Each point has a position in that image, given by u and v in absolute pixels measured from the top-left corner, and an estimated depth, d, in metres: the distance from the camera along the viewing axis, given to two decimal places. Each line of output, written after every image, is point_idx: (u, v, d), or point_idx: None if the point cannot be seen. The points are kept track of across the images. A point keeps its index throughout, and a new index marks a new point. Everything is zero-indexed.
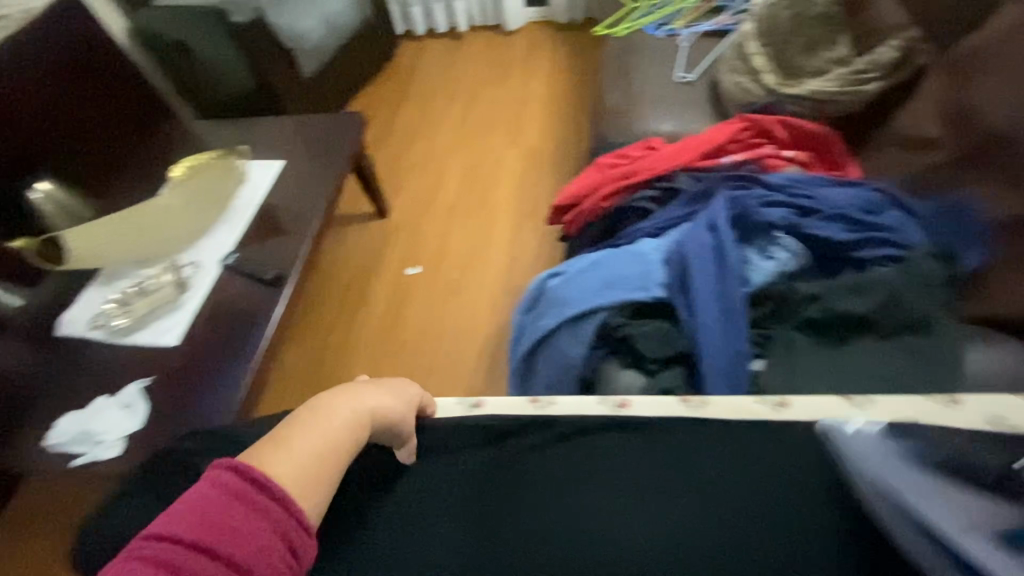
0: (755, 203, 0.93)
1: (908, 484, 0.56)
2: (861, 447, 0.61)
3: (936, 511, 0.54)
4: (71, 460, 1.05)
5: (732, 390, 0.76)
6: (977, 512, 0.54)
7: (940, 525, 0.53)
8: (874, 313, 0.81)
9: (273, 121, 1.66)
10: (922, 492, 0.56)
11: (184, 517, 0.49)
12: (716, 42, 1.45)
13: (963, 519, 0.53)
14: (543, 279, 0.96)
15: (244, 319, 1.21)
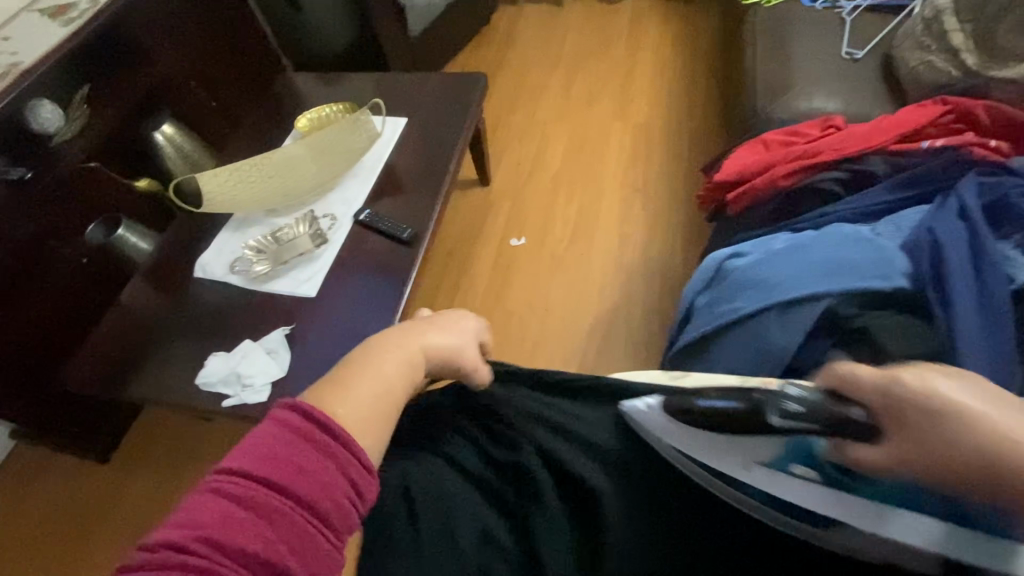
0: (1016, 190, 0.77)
1: (695, 447, 0.52)
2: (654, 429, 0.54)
3: (721, 457, 0.52)
4: (222, 400, 1.11)
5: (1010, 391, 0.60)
6: (753, 445, 0.52)
7: (749, 475, 0.52)
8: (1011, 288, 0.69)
9: (389, 77, 1.62)
10: (703, 449, 0.52)
11: (256, 450, 0.48)
12: (884, 18, 1.32)
13: (750, 452, 0.53)
14: (726, 258, 0.90)
15: (379, 277, 1.21)
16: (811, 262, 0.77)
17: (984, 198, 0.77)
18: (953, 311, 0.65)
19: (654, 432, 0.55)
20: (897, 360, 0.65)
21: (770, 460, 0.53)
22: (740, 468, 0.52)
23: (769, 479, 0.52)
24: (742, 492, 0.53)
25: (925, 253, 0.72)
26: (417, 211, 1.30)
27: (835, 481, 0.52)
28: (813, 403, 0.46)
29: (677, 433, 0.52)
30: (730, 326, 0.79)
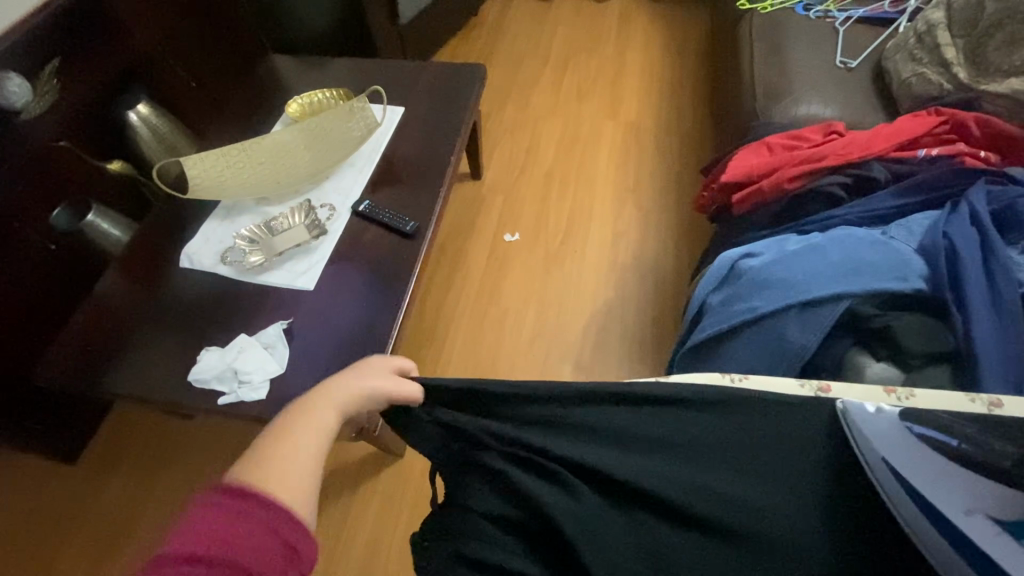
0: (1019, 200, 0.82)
1: (924, 477, 0.55)
2: (883, 440, 0.57)
3: (942, 494, 0.54)
4: (217, 398, 1.05)
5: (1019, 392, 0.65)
6: (967, 490, 0.53)
7: (968, 522, 0.53)
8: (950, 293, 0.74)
9: (384, 65, 1.56)
10: (931, 485, 0.55)
11: (186, 533, 0.47)
12: (874, 29, 1.38)
13: (986, 505, 0.53)
14: (736, 257, 0.91)
15: (382, 270, 1.18)
16: (829, 263, 0.79)
17: (991, 207, 0.82)
18: (969, 314, 0.70)
19: (880, 446, 0.58)
20: (915, 358, 0.70)
21: (1004, 523, 0.51)
22: (965, 514, 0.53)
23: (984, 536, 0.52)
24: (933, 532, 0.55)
25: (941, 257, 0.76)
26: (419, 203, 1.27)
27: None
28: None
29: (903, 449, 0.56)
30: (746, 325, 0.80)
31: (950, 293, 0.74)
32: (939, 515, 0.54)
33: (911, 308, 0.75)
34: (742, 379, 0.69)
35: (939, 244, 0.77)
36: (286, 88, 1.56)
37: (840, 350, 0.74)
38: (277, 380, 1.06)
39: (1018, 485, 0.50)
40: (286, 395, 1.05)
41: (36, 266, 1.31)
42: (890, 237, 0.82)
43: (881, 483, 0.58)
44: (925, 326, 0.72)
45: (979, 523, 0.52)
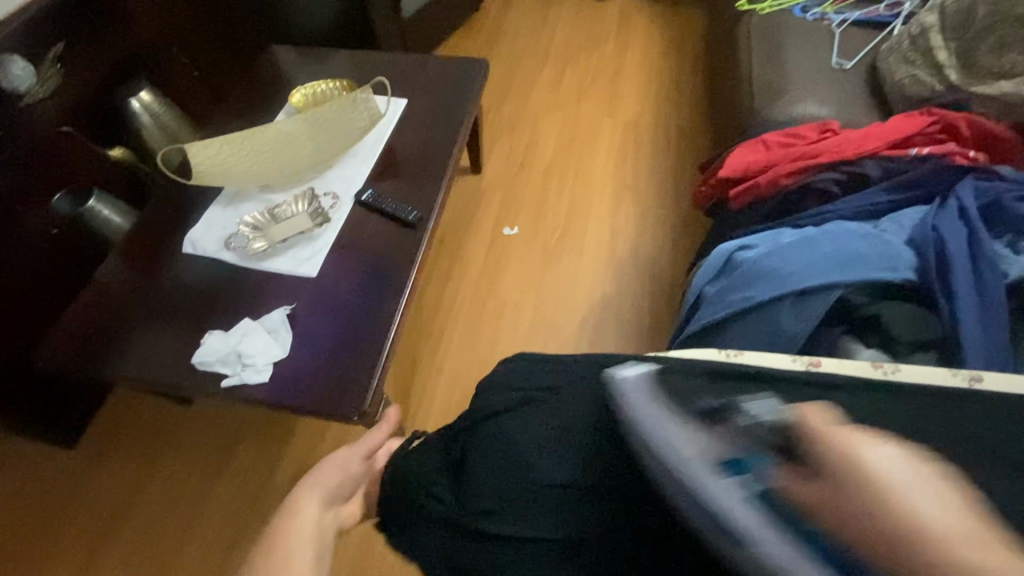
0: (1009, 196, 0.83)
1: (657, 426, 0.65)
2: (642, 403, 0.67)
3: (669, 440, 0.64)
4: (220, 380, 1.07)
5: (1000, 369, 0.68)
6: (702, 441, 0.64)
7: (695, 467, 0.61)
8: (938, 286, 0.76)
9: (387, 58, 1.58)
10: (660, 431, 0.65)
11: None
12: (867, 32, 1.41)
13: (697, 447, 0.63)
14: (733, 250, 0.93)
15: (386, 257, 1.20)
16: (824, 254, 0.81)
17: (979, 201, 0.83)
18: (957, 302, 0.72)
19: (630, 401, 0.68)
20: (905, 344, 0.73)
21: (727, 462, 0.62)
22: (687, 458, 0.62)
23: (708, 473, 0.61)
24: (681, 489, 0.61)
25: (930, 249, 0.78)
26: (421, 193, 1.29)
27: (773, 510, 0.58)
28: (782, 423, 0.64)
29: (643, 403, 0.68)
30: (743, 314, 0.83)
31: (939, 284, 0.76)
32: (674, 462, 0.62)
33: (901, 298, 0.78)
34: (737, 354, 0.76)
35: (922, 238, 0.80)
36: (287, 78, 1.56)
37: (832, 337, 0.77)
38: (281, 365, 1.07)
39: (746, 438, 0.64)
40: (289, 380, 1.06)
41: (38, 250, 1.31)
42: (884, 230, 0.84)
43: (631, 437, 0.66)
44: (913, 314, 0.74)
45: (711, 473, 0.61)
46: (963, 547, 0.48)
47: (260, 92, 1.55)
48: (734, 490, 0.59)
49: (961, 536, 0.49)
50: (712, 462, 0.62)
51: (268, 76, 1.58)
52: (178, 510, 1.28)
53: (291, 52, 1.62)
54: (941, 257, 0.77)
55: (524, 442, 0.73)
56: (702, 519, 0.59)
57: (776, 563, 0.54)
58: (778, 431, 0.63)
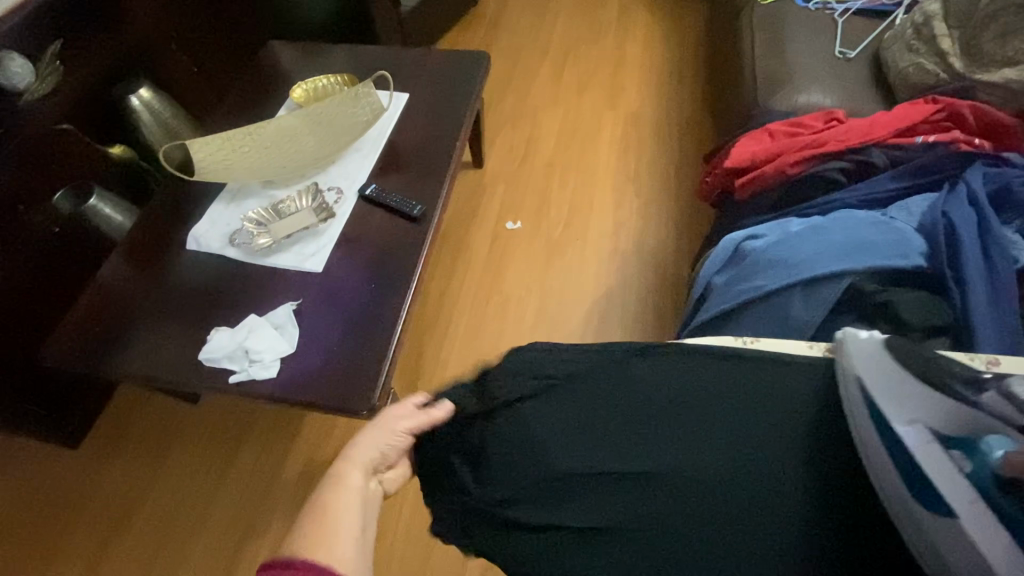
0: (1016, 182, 0.83)
1: (887, 394, 0.64)
2: (873, 373, 0.65)
3: (897, 407, 0.64)
4: (227, 376, 1.07)
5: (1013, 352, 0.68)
6: (940, 410, 0.62)
7: (914, 438, 0.62)
8: (945, 271, 0.76)
9: (388, 52, 1.57)
10: (899, 400, 0.64)
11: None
12: (870, 21, 1.41)
13: (935, 422, 0.63)
14: (742, 240, 0.93)
15: (391, 252, 1.19)
16: (834, 242, 0.81)
17: (987, 186, 0.83)
18: (967, 286, 0.72)
19: (859, 366, 0.67)
20: (916, 330, 0.72)
21: (950, 437, 0.62)
22: (908, 424, 0.64)
23: (920, 444, 0.62)
24: (895, 451, 0.62)
25: (940, 234, 0.78)
26: (424, 188, 1.28)
27: (981, 488, 0.57)
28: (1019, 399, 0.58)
29: (884, 371, 0.65)
30: (753, 302, 0.83)
31: (949, 270, 0.76)
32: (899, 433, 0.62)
33: (911, 284, 0.77)
34: (754, 341, 0.76)
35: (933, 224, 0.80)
36: (287, 74, 1.55)
37: (842, 325, 0.76)
38: (288, 361, 1.07)
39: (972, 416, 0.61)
40: (296, 376, 1.06)
41: (39, 249, 1.30)
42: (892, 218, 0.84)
43: (851, 399, 0.66)
44: (924, 300, 0.74)
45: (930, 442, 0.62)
46: None
47: (260, 88, 1.54)
48: (953, 465, 0.60)
49: None
50: (935, 434, 0.63)
51: (268, 72, 1.57)
52: (185, 507, 1.28)
53: (291, 47, 1.61)
54: (951, 243, 0.77)
55: (671, 408, 0.69)
56: (899, 486, 0.62)
57: (986, 536, 0.56)
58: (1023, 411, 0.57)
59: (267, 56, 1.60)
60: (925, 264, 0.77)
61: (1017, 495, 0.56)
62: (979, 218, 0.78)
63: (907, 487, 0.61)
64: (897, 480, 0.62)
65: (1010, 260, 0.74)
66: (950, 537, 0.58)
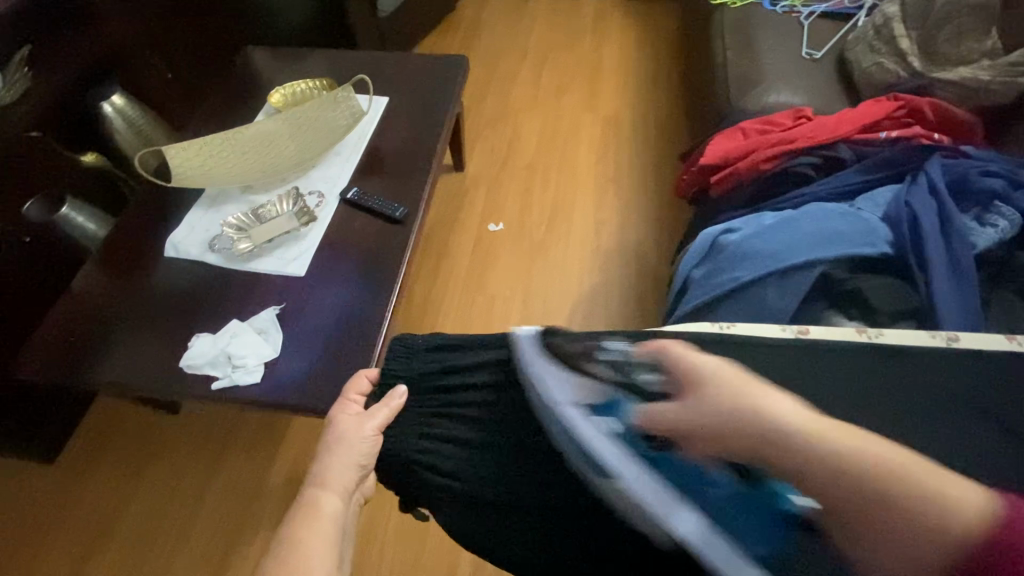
0: (974, 172, 0.85)
1: (547, 379, 0.70)
2: (539, 368, 0.71)
3: (555, 389, 0.70)
4: (209, 383, 1.05)
5: (974, 333, 0.71)
6: (576, 386, 0.70)
7: (570, 411, 0.68)
8: (908, 259, 0.79)
9: (367, 56, 1.57)
10: (551, 381, 0.70)
11: None
12: (834, 24, 1.46)
13: (573, 393, 0.69)
14: (718, 234, 0.96)
15: (375, 254, 1.19)
16: (805, 233, 0.84)
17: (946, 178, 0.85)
18: (930, 271, 0.75)
19: (525, 361, 0.72)
20: (885, 314, 0.75)
21: (593, 405, 0.69)
22: (563, 403, 0.69)
23: (579, 419, 0.68)
24: (561, 428, 0.68)
25: (903, 224, 0.81)
26: (406, 191, 1.28)
27: (633, 450, 0.66)
28: (619, 359, 0.72)
29: (541, 358, 0.72)
30: (731, 293, 0.85)
31: (912, 257, 0.79)
32: (556, 410, 0.69)
33: (878, 271, 0.80)
34: (731, 327, 0.77)
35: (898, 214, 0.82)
36: (265, 79, 1.55)
37: (815, 312, 0.79)
38: (272, 366, 1.06)
39: (610, 380, 0.70)
40: (281, 380, 1.05)
41: (12, 259, 1.27)
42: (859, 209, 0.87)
43: (529, 394, 0.71)
44: (891, 286, 0.77)
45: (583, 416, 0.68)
46: (965, 499, 0.54)
47: (238, 94, 1.53)
48: (598, 428, 0.67)
49: (937, 495, 0.54)
50: (581, 404, 0.69)
51: (246, 77, 1.56)
52: (164, 518, 1.26)
53: (269, 52, 1.61)
54: (913, 232, 0.80)
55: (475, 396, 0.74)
56: (576, 457, 0.66)
57: (640, 487, 0.64)
58: (617, 367, 0.71)
59: (245, 62, 1.59)
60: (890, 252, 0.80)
61: (648, 441, 0.66)
62: (938, 208, 0.80)
63: (584, 464, 0.66)
64: (577, 450, 0.66)
65: (968, 247, 0.77)
66: (615, 493, 0.64)
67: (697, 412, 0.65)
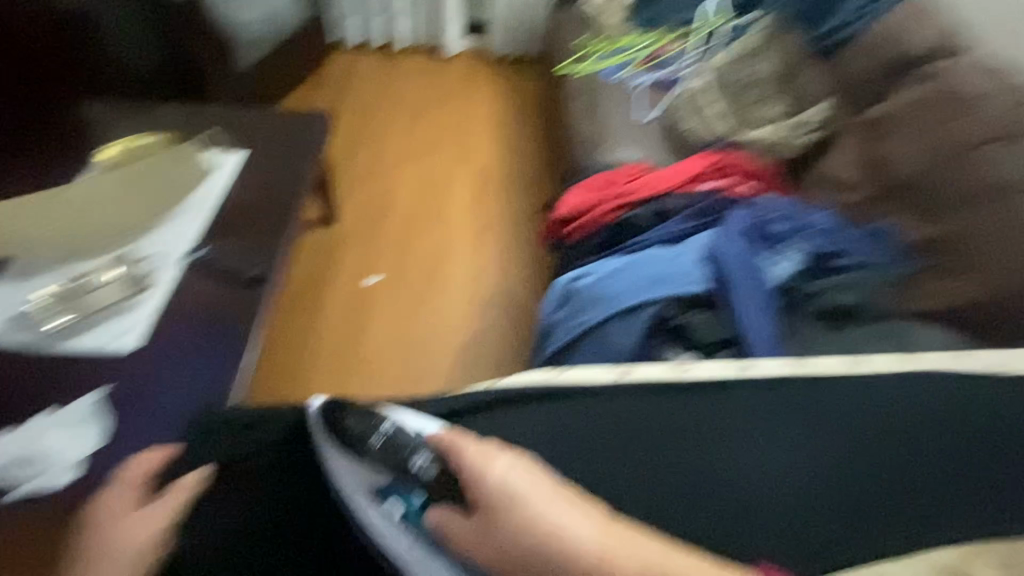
0: (766, 218, 0.98)
1: (337, 469, 0.72)
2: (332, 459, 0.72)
3: (350, 477, 0.71)
4: (4, 494, 0.87)
5: (775, 357, 0.82)
6: (365, 475, 0.71)
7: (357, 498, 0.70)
8: (721, 296, 0.89)
9: (218, 111, 1.49)
10: (344, 468, 0.71)
11: None
12: (663, 91, 1.69)
13: (362, 479, 0.71)
14: (572, 279, 1.02)
15: (220, 323, 1.08)
16: (639, 277, 0.92)
17: (745, 224, 0.97)
18: (737, 306, 0.85)
19: (326, 451, 0.72)
20: (707, 344, 0.85)
21: (377, 490, 0.69)
22: (348, 491, 0.71)
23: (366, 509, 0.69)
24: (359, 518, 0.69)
25: (714, 265, 0.90)
26: (259, 250, 1.20)
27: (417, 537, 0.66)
28: (393, 441, 0.69)
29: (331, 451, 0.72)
30: (584, 334, 0.92)
31: (724, 292, 0.89)
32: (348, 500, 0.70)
33: (700, 306, 0.90)
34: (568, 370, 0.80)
35: (710, 258, 0.92)
36: (97, 133, 1.41)
37: (653, 348, 0.88)
38: (93, 461, 0.91)
39: (392, 465, 0.68)
40: (105, 475, 0.90)
41: None
42: (682, 252, 0.96)
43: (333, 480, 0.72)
44: (709, 321, 0.87)
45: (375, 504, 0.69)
46: None
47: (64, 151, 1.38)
48: (388, 518, 0.68)
49: None
50: (368, 489, 0.70)
51: (75, 134, 1.41)
52: None
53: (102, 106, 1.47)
54: (722, 274, 0.90)
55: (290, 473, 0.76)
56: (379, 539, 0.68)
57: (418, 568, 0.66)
58: (390, 451, 0.69)
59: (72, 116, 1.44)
60: (707, 290, 0.89)
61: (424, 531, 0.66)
62: (737, 252, 0.91)
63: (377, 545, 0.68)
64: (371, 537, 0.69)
65: (764, 284, 0.88)
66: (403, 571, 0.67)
67: (478, 533, 0.59)
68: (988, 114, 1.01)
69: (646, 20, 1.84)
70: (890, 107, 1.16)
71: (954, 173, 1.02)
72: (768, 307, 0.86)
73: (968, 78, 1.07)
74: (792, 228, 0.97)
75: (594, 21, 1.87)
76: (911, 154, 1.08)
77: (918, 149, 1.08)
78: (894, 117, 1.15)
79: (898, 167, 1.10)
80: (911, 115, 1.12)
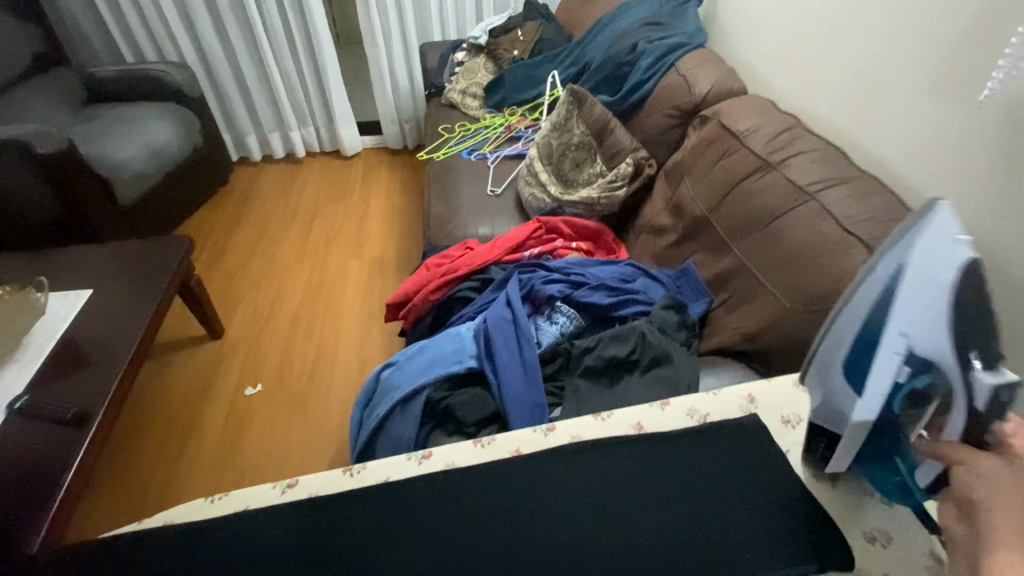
0: (540, 282, 1.03)
1: (909, 302, 0.45)
2: (918, 289, 0.44)
3: (912, 316, 0.46)
4: None
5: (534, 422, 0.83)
6: (927, 338, 0.46)
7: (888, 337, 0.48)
8: (489, 369, 0.91)
9: (82, 250, 1.55)
10: (918, 303, 0.45)
11: None
12: (515, 163, 1.76)
13: (918, 337, 0.47)
14: (377, 371, 0.99)
15: (33, 475, 1.05)
16: (417, 362, 0.92)
17: (521, 291, 1.01)
18: (500, 376, 0.88)
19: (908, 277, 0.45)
20: (474, 422, 0.86)
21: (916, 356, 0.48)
22: (891, 325, 0.47)
23: (886, 350, 0.49)
24: (861, 335, 0.50)
25: (483, 341, 0.93)
26: (91, 387, 1.20)
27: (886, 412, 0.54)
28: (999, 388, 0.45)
29: (926, 291, 0.44)
30: (372, 435, 0.88)
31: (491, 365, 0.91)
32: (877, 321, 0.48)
33: (474, 382, 0.91)
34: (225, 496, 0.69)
35: (481, 331, 0.94)
36: None
37: (428, 436, 0.87)
38: None
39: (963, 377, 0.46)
40: None
41: None
42: (462, 330, 0.98)
43: (872, 286, 0.48)
44: (478, 395, 0.88)
45: (891, 347, 0.48)
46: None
47: None
48: (890, 369, 0.50)
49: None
50: (908, 345, 0.48)
51: None
52: None
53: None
54: (488, 347, 0.92)
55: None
56: (836, 360, 0.54)
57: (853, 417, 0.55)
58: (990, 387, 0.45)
59: None
60: (476, 365, 0.91)
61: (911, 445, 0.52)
62: (506, 320, 0.94)
63: (842, 358, 0.53)
64: (841, 353, 0.53)
65: (528, 349, 0.91)
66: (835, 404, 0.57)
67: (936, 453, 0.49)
68: (753, 147, 1.05)
69: (498, 102, 1.96)
70: (681, 154, 1.22)
71: (735, 207, 1.01)
72: (536, 373, 0.89)
73: (736, 116, 1.13)
74: (568, 288, 1.02)
75: (458, 108, 2.04)
76: (698, 197, 1.11)
77: (702, 192, 1.10)
78: (683, 163, 1.20)
79: (693, 208, 1.12)
80: (695, 158, 1.16)
